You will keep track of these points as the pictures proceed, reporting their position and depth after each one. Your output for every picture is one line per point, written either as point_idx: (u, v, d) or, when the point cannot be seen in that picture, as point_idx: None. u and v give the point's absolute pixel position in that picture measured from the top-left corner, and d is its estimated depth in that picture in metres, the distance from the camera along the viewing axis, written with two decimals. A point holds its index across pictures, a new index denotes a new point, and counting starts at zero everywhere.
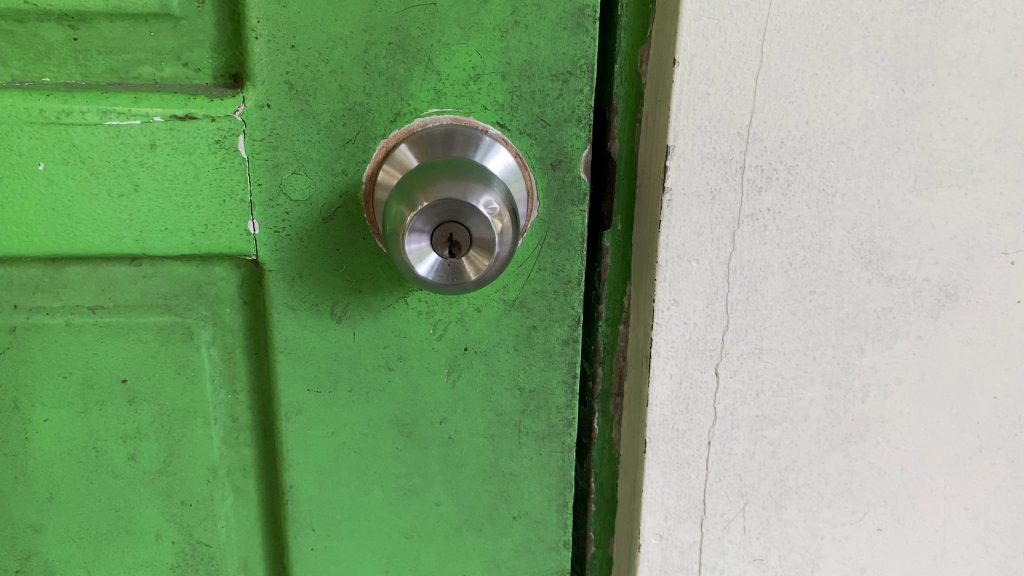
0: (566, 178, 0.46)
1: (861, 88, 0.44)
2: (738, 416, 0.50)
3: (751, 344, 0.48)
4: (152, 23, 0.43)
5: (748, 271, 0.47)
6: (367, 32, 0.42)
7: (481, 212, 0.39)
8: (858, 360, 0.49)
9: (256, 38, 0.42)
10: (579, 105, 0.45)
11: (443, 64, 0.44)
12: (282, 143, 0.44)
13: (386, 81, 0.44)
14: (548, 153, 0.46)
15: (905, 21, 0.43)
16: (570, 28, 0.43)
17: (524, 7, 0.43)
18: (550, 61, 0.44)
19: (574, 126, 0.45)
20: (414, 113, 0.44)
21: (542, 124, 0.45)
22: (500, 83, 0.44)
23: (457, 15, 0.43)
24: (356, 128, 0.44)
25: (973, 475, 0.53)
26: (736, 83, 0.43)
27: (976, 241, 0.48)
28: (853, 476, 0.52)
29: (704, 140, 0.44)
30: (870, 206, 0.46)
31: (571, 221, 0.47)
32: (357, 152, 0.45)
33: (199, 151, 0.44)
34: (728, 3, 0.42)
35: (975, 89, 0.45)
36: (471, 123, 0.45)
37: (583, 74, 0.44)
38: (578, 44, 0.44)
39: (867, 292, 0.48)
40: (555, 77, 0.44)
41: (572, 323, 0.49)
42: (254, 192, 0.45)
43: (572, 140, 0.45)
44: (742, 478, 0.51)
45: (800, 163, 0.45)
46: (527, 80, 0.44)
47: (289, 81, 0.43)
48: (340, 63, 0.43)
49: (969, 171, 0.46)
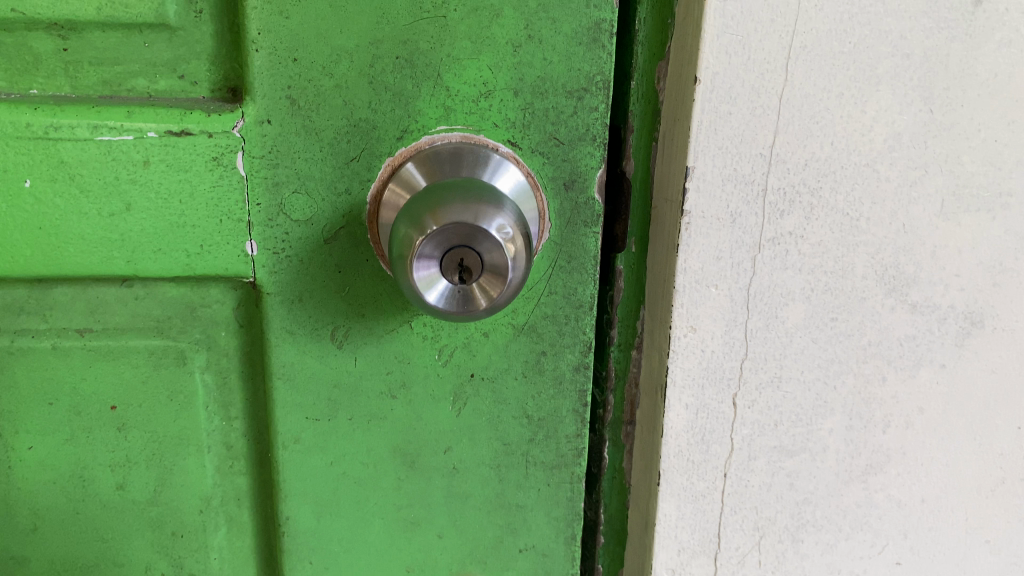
0: (580, 199, 0.44)
1: (888, 108, 0.42)
2: (755, 447, 0.48)
3: (769, 373, 0.46)
4: (146, 33, 0.41)
5: (768, 296, 0.45)
6: (373, 45, 0.40)
7: (494, 237, 0.37)
8: (881, 390, 0.48)
9: (257, 50, 0.40)
10: (593, 123, 0.43)
11: (452, 80, 0.42)
12: (283, 160, 0.42)
13: (393, 97, 0.41)
14: (561, 172, 0.44)
15: (935, 39, 0.41)
16: (586, 43, 0.41)
17: (538, 20, 0.41)
18: (565, 77, 0.42)
19: (589, 145, 0.43)
20: (421, 130, 0.42)
21: (555, 142, 0.43)
22: (512, 100, 0.42)
23: (467, 28, 0.41)
24: (361, 145, 0.42)
25: (995, 508, 0.51)
26: (760, 102, 0.41)
27: (1003, 267, 0.46)
28: (871, 509, 0.50)
29: (725, 162, 0.42)
30: (895, 230, 0.45)
31: (584, 243, 0.45)
32: (362, 170, 0.42)
33: (195, 169, 0.41)
34: (753, 19, 0.40)
35: (1005, 110, 0.43)
36: (482, 141, 0.43)
37: (599, 91, 0.42)
38: (595, 60, 0.42)
39: (890, 320, 0.46)
40: (569, 94, 0.42)
41: (583, 349, 0.47)
42: (252, 212, 0.42)
43: (586, 160, 0.44)
44: (759, 511, 0.49)
45: (824, 186, 0.43)
46: (540, 97, 0.42)
47: (291, 96, 0.41)
48: (345, 77, 0.41)
49: (998, 196, 0.45)
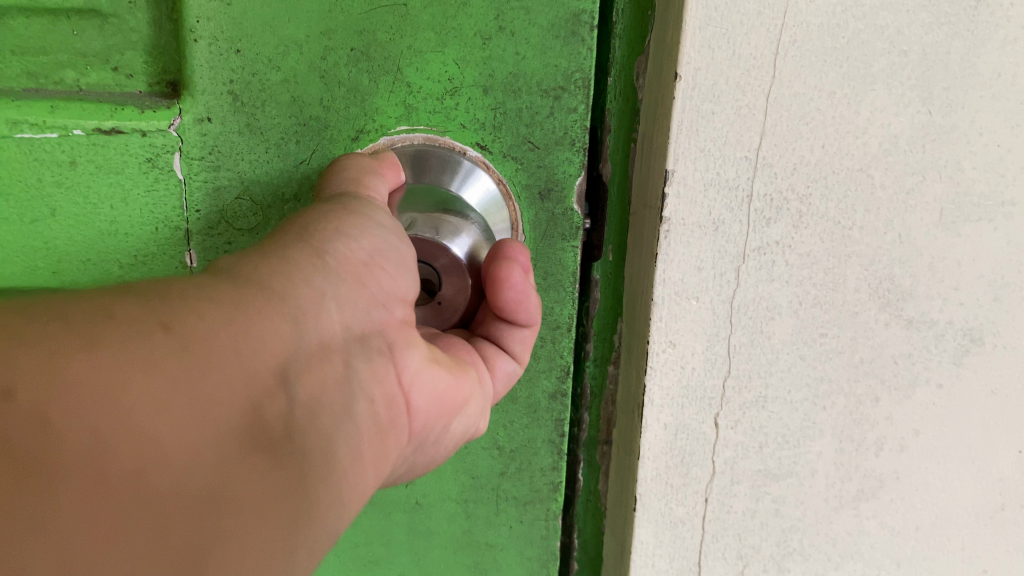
0: (557, 210, 0.41)
1: (884, 108, 0.39)
2: (738, 471, 0.44)
3: (754, 392, 0.43)
4: (74, 19, 0.38)
5: (753, 311, 0.42)
6: (325, 35, 0.38)
7: (453, 253, 0.33)
8: (873, 411, 0.45)
9: (196, 40, 0.37)
10: (572, 126, 0.40)
11: (414, 75, 0.39)
12: (225, 163, 0.39)
13: (348, 94, 0.39)
14: (536, 181, 0.41)
15: (934, 36, 0.39)
16: (563, 35, 0.38)
17: (509, 8, 0.38)
18: (539, 73, 0.39)
19: (567, 150, 0.40)
20: (380, 131, 0.39)
21: (529, 147, 0.40)
22: (481, 99, 0.39)
23: (431, 17, 0.38)
24: (312, 146, 0.39)
25: (994, 537, 0.48)
26: (745, 100, 0.38)
27: (1006, 280, 0.43)
28: (864, 537, 0.47)
29: (708, 165, 0.39)
30: (890, 241, 0.42)
31: (561, 259, 0.42)
32: (312, 174, 0.40)
33: (127, 171, 0.39)
34: (738, 10, 0.37)
35: (1009, 113, 0.40)
36: (447, 143, 0.40)
37: (580, 91, 0.39)
38: (573, 55, 0.39)
39: (884, 336, 0.43)
40: (545, 93, 0.39)
41: (561, 375, 0.44)
42: (191, 220, 0.40)
43: (563, 166, 0.40)
44: (742, 538, 0.46)
45: (813, 192, 0.40)
46: (513, 96, 0.39)
47: (234, 92, 0.38)
48: (295, 71, 0.38)
49: (1000, 205, 0.42)
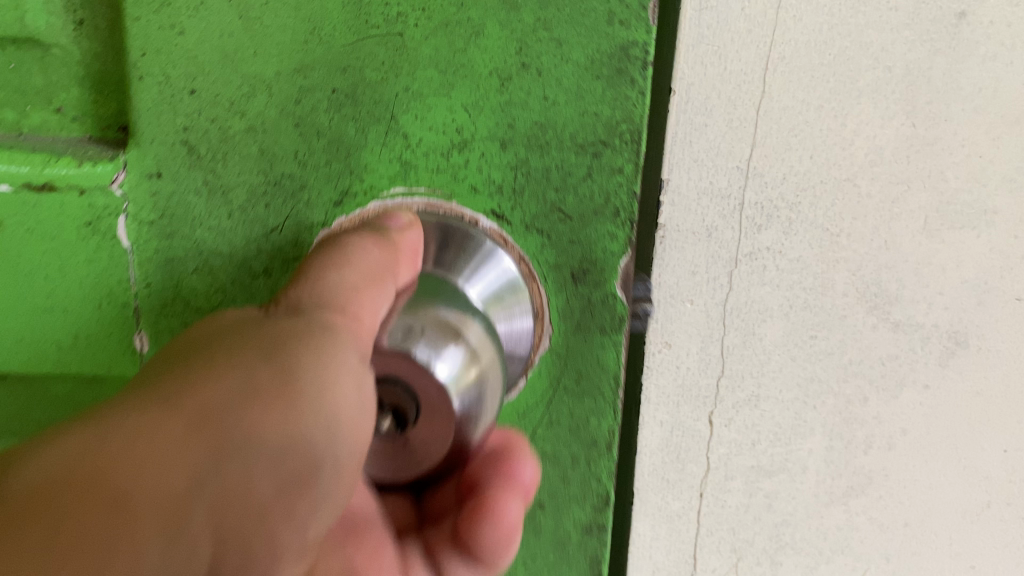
0: (593, 295, 0.38)
1: (869, 121, 0.41)
2: (731, 467, 0.46)
3: (747, 392, 0.45)
4: (13, 50, 0.37)
5: (745, 313, 0.44)
6: (300, 73, 0.36)
7: (439, 376, 0.28)
8: (862, 411, 0.46)
9: (139, 80, 0.36)
10: (613, 190, 0.37)
11: (419, 127, 0.36)
12: (181, 228, 0.37)
13: (328, 145, 0.36)
14: (569, 258, 0.37)
15: (917, 52, 0.41)
16: (597, 77, 0.36)
17: (534, 38, 0.35)
18: (572, 122, 0.36)
19: (608, 220, 0.37)
20: (369, 192, 0.37)
21: (558, 215, 0.37)
22: (497, 154, 0.37)
23: (432, 50, 0.36)
24: (285, 211, 0.37)
25: (979, 532, 0.49)
26: (736, 113, 0.41)
27: (989, 285, 0.45)
28: (853, 532, 0.49)
29: (701, 175, 0.41)
30: (877, 247, 0.44)
31: (599, 357, 0.39)
32: (284, 244, 0.37)
33: (62, 236, 0.36)
34: (729, 29, 0.39)
35: (990, 125, 0.42)
36: (455, 210, 0.37)
37: (620, 150, 0.36)
38: (617, 99, 0.36)
39: (872, 337, 0.45)
40: (582, 148, 0.36)
41: (603, 450, 0.39)
42: (141, 295, 0.37)
43: (603, 241, 0.37)
44: (736, 532, 0.48)
45: (802, 200, 0.42)
46: (537, 152, 0.36)
47: (187, 141, 0.36)
48: (262, 117, 0.36)
49: (983, 213, 0.43)
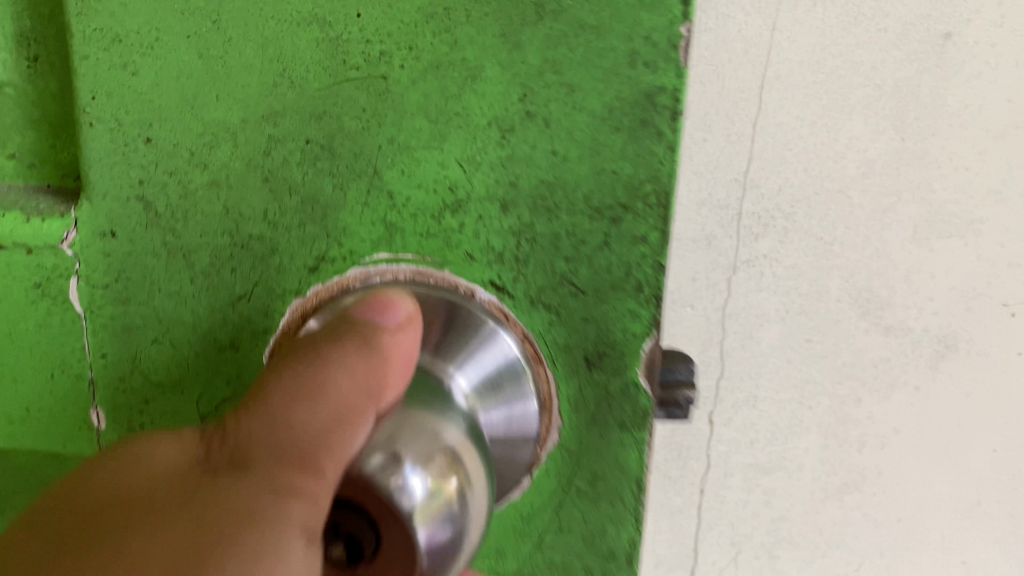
0: (611, 380, 0.32)
1: (860, 136, 0.44)
2: (730, 464, 0.49)
3: (745, 392, 0.48)
4: None
5: (743, 317, 0.46)
6: (267, 121, 0.31)
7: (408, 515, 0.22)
8: (855, 411, 0.49)
9: (91, 123, 0.32)
10: (634, 263, 0.31)
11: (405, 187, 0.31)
12: (138, 296, 0.33)
13: (301, 204, 0.32)
14: (580, 342, 0.32)
15: (906, 71, 0.43)
16: (616, 129, 0.30)
17: (539, 83, 0.30)
18: (584, 179, 0.31)
19: (628, 297, 0.31)
20: (349, 259, 0.32)
21: (570, 290, 0.32)
22: (497, 218, 0.31)
23: (421, 97, 0.31)
24: (251, 278, 0.32)
25: (970, 528, 0.51)
26: (733, 129, 0.43)
27: (977, 292, 0.47)
28: (847, 527, 0.51)
29: (701, 186, 0.44)
30: (869, 255, 0.46)
31: (617, 457, 0.33)
32: (253, 313, 0.33)
33: (13, 300, 0.33)
34: (727, 49, 0.42)
35: (976, 139, 0.44)
36: (449, 279, 0.32)
37: (644, 214, 0.31)
38: (639, 160, 0.31)
39: (864, 341, 0.47)
40: (598, 213, 0.31)
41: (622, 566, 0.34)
42: (96, 366, 0.34)
43: (622, 320, 0.32)
44: (735, 527, 0.50)
45: (797, 211, 0.45)
46: (546, 216, 0.31)
47: (144, 197, 0.32)
48: (226, 169, 0.32)
49: (970, 223, 0.46)
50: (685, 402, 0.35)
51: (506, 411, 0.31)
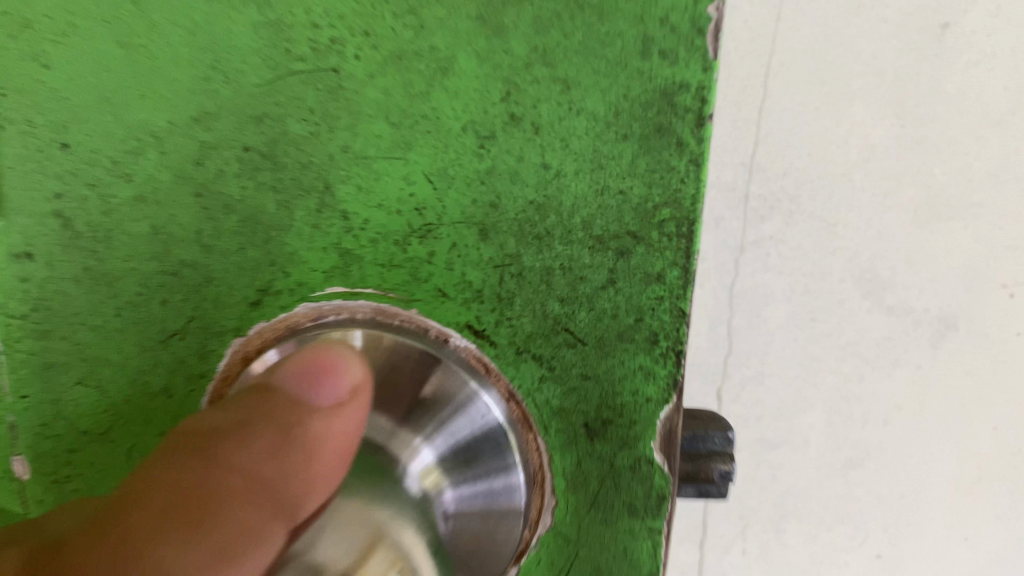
0: (618, 455, 0.29)
1: (861, 122, 0.46)
2: (739, 440, 0.51)
3: (752, 369, 0.50)
4: None
5: (751, 296, 0.49)
6: (199, 124, 0.28)
7: None
8: (858, 388, 0.50)
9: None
10: (644, 302, 0.29)
11: (391, 230, 0.29)
12: (55, 330, 0.28)
13: (239, 224, 0.28)
14: (582, 407, 0.29)
15: (905, 60, 0.46)
16: (625, 135, 0.28)
17: (526, 78, 0.28)
18: (596, 206, 0.29)
19: (638, 348, 0.29)
20: (296, 291, 0.28)
21: (565, 332, 0.29)
22: (477, 245, 0.29)
23: (382, 93, 0.28)
24: (185, 312, 0.28)
25: (970, 503, 0.52)
26: (740, 114, 0.46)
27: (977, 273, 0.49)
28: (852, 501, 0.52)
29: (709, 170, 0.47)
30: (871, 236, 0.48)
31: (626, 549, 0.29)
32: (185, 352, 0.28)
33: None
34: (734, 40, 0.46)
35: (974, 126, 0.46)
36: (417, 320, 0.29)
37: (661, 248, 0.29)
38: (654, 181, 0.29)
39: (867, 321, 0.49)
40: (598, 244, 0.29)
41: None
42: (13, 409, 0.28)
43: (627, 376, 0.29)
44: (743, 500, 0.53)
45: (802, 193, 0.47)
46: (539, 245, 0.29)
47: (60, 212, 0.28)
48: (153, 182, 0.28)
49: (969, 206, 0.48)
50: (720, 478, 0.31)
51: (484, 488, 0.28)
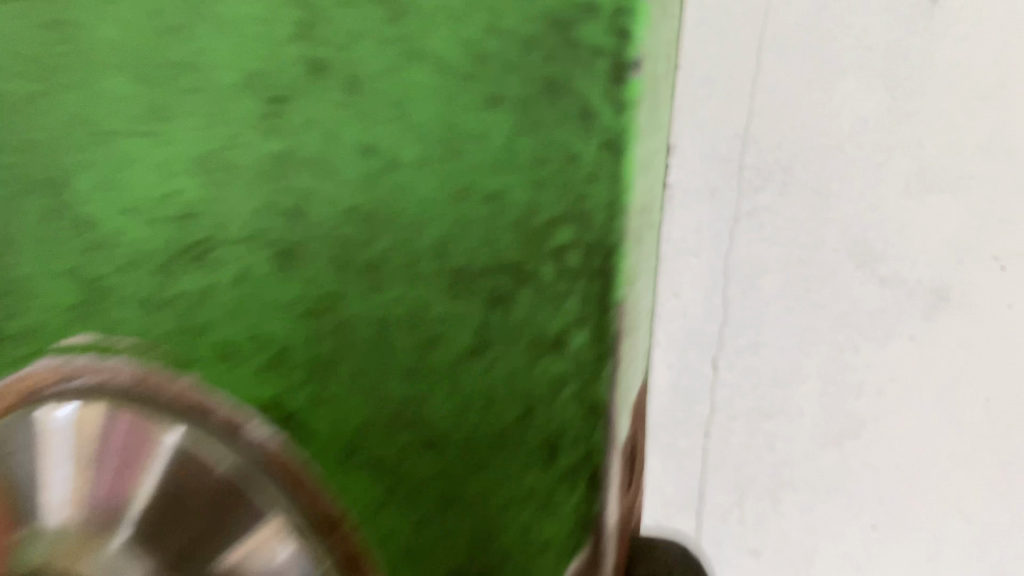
0: (553, 486, 0.38)
1: (853, 95, 0.47)
2: (734, 407, 0.53)
3: (748, 338, 0.52)
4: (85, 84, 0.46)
5: (746, 266, 0.51)
6: (216, 137, 0.42)
7: None
8: (853, 358, 0.51)
9: None
10: (541, 349, 0.37)
11: (395, 276, 0.39)
12: None
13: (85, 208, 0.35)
14: (485, 451, 0.38)
15: (896, 33, 0.46)
16: (497, 109, 0.35)
17: (397, 74, 0.37)
18: (476, 251, 0.37)
19: (546, 389, 0.37)
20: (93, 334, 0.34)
21: (488, 372, 0.38)
22: (366, 255, 0.39)
23: (362, 45, 0.37)
24: None
25: (964, 478, 0.52)
26: (733, 87, 0.48)
27: (967, 244, 0.48)
28: (847, 473, 0.53)
29: (704, 141, 0.49)
30: (863, 207, 0.49)
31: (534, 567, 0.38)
32: None
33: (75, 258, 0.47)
34: (728, 14, 0.47)
35: (965, 100, 0.46)
36: None
37: (556, 308, 0.36)
38: (562, 197, 0.35)
39: (860, 292, 0.50)
40: (489, 288, 0.37)
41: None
42: None
43: (544, 415, 0.37)
44: (739, 469, 0.54)
45: (795, 164, 0.48)
46: (455, 270, 0.37)
47: None
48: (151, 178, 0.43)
49: (960, 178, 0.47)
50: None
51: None
